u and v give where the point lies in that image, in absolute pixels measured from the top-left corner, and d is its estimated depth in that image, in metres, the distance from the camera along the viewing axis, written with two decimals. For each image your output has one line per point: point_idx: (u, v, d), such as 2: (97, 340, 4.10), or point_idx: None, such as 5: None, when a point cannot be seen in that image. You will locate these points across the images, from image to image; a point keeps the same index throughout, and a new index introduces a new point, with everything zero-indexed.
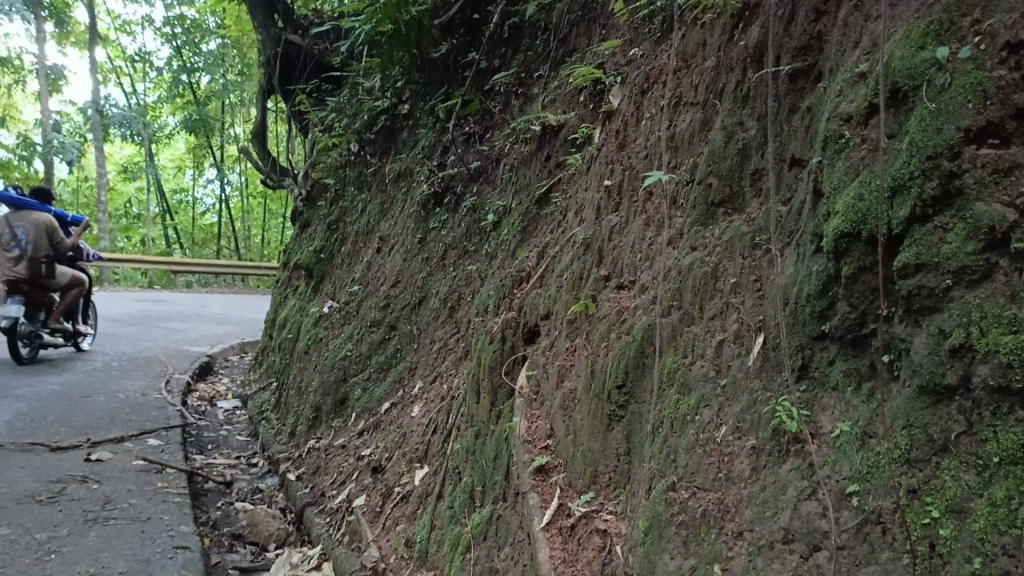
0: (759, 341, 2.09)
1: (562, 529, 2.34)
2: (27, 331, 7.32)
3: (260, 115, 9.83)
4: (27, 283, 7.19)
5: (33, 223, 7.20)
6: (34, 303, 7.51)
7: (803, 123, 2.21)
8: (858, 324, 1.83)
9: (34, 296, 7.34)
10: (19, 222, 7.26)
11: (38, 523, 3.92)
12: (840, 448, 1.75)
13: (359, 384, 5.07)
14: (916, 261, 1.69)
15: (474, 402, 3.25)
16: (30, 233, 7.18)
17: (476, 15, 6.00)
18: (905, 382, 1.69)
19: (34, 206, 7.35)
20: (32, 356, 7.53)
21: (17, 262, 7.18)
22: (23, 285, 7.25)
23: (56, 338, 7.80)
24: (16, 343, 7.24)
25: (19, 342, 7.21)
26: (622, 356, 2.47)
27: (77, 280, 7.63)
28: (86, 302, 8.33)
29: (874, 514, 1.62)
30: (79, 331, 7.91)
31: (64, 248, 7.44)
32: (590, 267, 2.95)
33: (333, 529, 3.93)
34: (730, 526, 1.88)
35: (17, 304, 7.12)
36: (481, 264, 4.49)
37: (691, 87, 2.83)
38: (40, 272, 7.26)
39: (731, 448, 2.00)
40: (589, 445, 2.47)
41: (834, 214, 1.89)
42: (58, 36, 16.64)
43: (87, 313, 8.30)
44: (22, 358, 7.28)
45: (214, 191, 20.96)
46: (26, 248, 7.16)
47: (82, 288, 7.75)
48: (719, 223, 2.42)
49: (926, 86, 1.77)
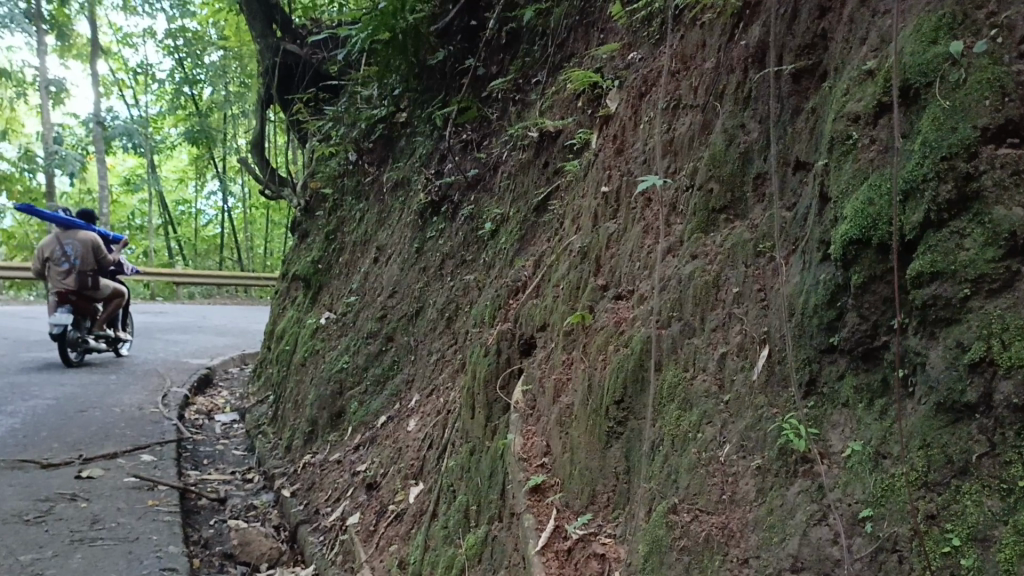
0: (764, 353, 1.97)
1: (558, 553, 2.22)
2: (72, 338, 7.86)
3: (258, 125, 9.69)
4: (73, 294, 7.73)
5: (79, 240, 7.73)
6: (80, 312, 8.06)
7: (808, 124, 2.11)
8: (869, 336, 1.72)
9: (80, 306, 7.88)
10: (66, 239, 7.81)
11: (23, 544, 3.82)
12: (852, 470, 1.64)
13: (355, 398, 4.96)
14: (931, 268, 1.58)
15: (468, 417, 3.14)
16: (77, 250, 7.73)
17: (473, 22, 5.81)
18: (920, 399, 1.58)
19: (80, 225, 7.90)
20: (76, 360, 8.07)
21: (65, 276, 7.74)
22: (70, 296, 7.79)
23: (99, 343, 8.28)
24: (62, 349, 7.78)
25: (65, 347, 7.76)
26: (620, 369, 2.35)
27: (118, 293, 8.15)
28: (125, 311, 8.85)
29: (889, 542, 1.51)
30: (119, 339, 8.42)
31: (108, 264, 7.97)
32: (587, 276, 2.84)
33: (326, 549, 3.82)
34: (735, 552, 1.76)
35: (65, 313, 7.66)
36: (478, 274, 4.38)
37: (691, 89, 2.72)
38: (85, 284, 7.80)
39: (735, 468, 1.89)
40: (587, 463, 2.36)
41: (842, 219, 1.78)
42: (60, 49, 16.60)
43: (126, 321, 8.81)
44: (68, 363, 7.81)
45: (216, 202, 20.91)
46: (72, 263, 7.71)
47: (122, 300, 8.27)
48: (721, 230, 2.32)
49: (938, 83, 1.66)
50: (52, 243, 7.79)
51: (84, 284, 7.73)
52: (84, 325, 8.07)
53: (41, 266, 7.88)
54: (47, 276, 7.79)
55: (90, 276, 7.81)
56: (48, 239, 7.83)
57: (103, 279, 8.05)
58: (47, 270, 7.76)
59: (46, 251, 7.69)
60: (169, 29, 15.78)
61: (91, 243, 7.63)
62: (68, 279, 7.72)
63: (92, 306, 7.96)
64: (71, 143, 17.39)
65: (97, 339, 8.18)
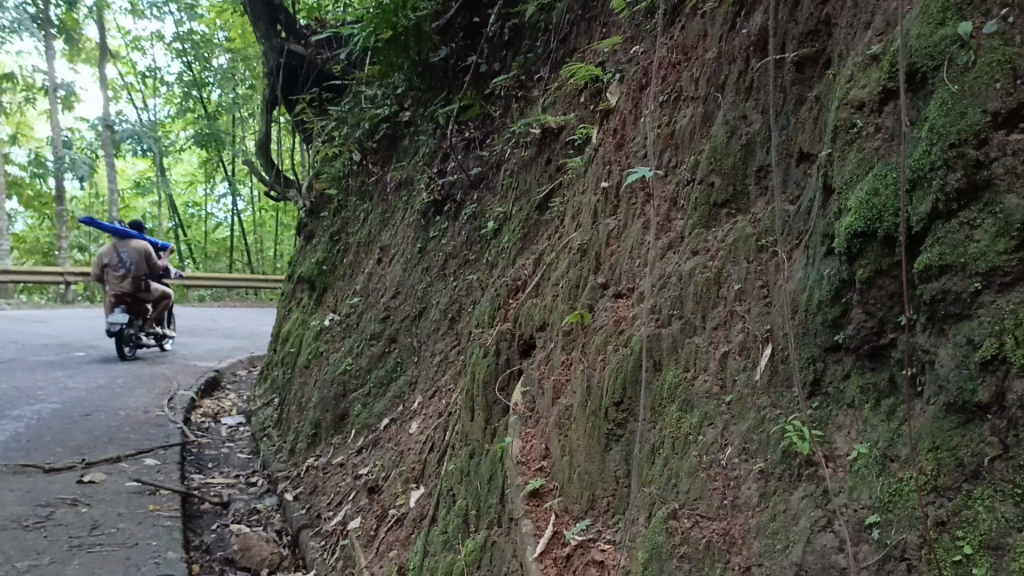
0: (766, 353, 1.90)
1: (557, 559, 2.15)
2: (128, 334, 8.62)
3: (264, 127, 9.65)
4: (129, 296, 8.51)
5: (134, 248, 8.48)
6: (133, 311, 8.83)
7: (811, 114, 2.03)
8: (875, 333, 1.64)
9: (135, 306, 8.66)
10: (122, 247, 8.57)
11: (20, 550, 3.79)
12: (858, 474, 1.57)
13: (358, 400, 4.90)
14: (939, 262, 1.50)
15: (468, 419, 3.08)
16: (132, 257, 8.49)
17: (475, 18, 5.79)
18: (929, 399, 1.50)
19: (134, 235, 8.66)
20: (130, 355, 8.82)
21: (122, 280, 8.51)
22: (125, 298, 8.57)
23: (149, 340, 9.08)
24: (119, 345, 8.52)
25: (122, 343, 8.52)
26: (619, 370, 2.28)
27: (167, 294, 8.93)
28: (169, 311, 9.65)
29: (897, 550, 1.43)
30: (166, 336, 9.20)
31: (158, 270, 8.74)
32: (587, 274, 2.77)
33: (327, 554, 3.77)
34: (737, 560, 1.69)
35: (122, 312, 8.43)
36: (481, 273, 4.31)
37: (692, 81, 2.65)
38: (139, 287, 8.58)
39: (737, 472, 1.81)
40: (586, 467, 2.28)
41: (846, 211, 1.70)
42: (69, 53, 16.65)
43: (169, 320, 9.59)
44: (124, 358, 8.57)
45: (226, 205, 20.94)
46: (128, 269, 8.47)
47: (169, 301, 9.07)
48: (722, 225, 2.24)
49: (946, 67, 1.58)
50: (109, 251, 8.55)
51: (139, 287, 8.50)
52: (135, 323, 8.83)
53: (98, 271, 8.63)
54: (104, 281, 8.56)
55: (144, 280, 8.59)
56: (105, 247, 8.54)
57: (153, 282, 8.83)
58: (104, 275, 8.52)
59: (104, 258, 8.45)
60: (177, 33, 15.78)
61: (146, 251, 8.37)
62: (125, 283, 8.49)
63: (145, 307, 8.74)
64: (80, 147, 17.45)
65: (148, 336, 8.95)
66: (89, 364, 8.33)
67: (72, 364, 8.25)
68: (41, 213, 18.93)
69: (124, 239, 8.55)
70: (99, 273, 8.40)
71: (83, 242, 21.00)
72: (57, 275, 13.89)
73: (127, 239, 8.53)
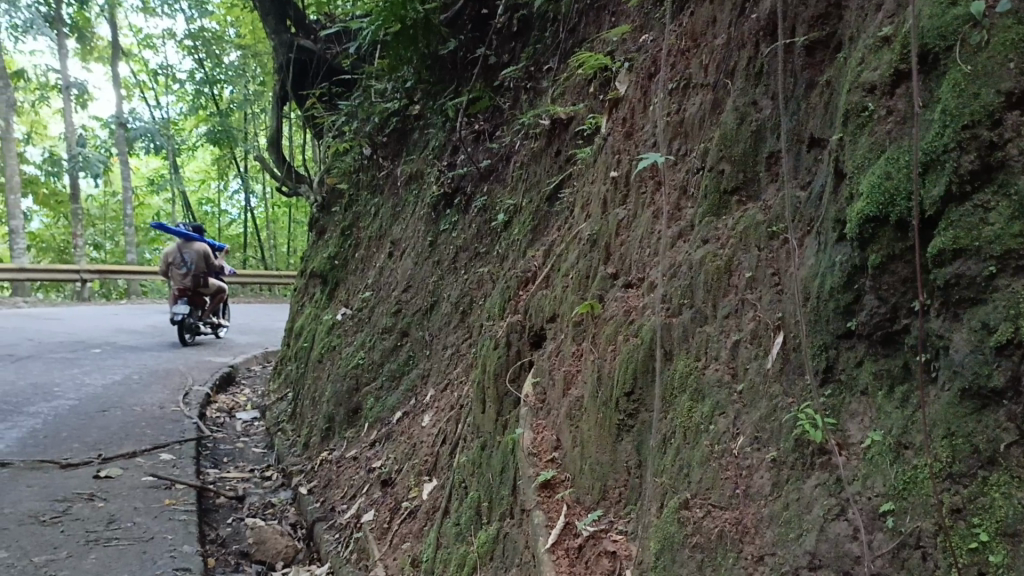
0: (778, 341, 1.88)
1: (568, 550, 2.14)
2: (189, 324, 9.58)
3: (275, 123, 9.65)
4: (191, 291, 9.48)
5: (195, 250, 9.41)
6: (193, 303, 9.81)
7: (822, 98, 2.01)
8: (888, 320, 1.62)
9: (196, 300, 9.63)
10: (184, 248, 9.51)
11: (37, 545, 3.82)
12: (872, 462, 1.55)
13: (371, 394, 4.91)
14: (953, 246, 1.48)
15: (480, 411, 3.07)
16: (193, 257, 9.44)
17: (484, 10, 5.78)
18: (944, 384, 1.48)
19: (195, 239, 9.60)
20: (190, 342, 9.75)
21: (184, 277, 9.48)
22: (187, 292, 9.54)
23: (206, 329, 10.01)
24: (181, 333, 9.46)
25: (183, 332, 9.49)
26: (630, 360, 2.26)
27: (222, 290, 9.87)
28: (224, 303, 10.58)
29: (912, 538, 1.41)
30: (221, 326, 10.13)
31: (216, 269, 9.67)
32: (597, 264, 2.75)
33: (341, 547, 3.78)
34: (750, 550, 1.67)
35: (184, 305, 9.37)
36: (492, 266, 4.30)
37: (702, 67, 2.62)
38: (199, 283, 9.52)
39: (749, 461, 1.79)
40: (598, 458, 2.27)
41: (858, 196, 1.67)
42: (82, 52, 16.73)
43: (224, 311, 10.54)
44: (185, 344, 9.54)
45: (239, 202, 21.02)
46: (189, 268, 9.41)
47: (225, 295, 9.98)
48: (733, 212, 2.22)
49: (958, 47, 1.56)
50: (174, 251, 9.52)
51: (199, 284, 9.45)
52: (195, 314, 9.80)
53: (163, 268, 9.60)
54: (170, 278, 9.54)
55: (204, 277, 9.55)
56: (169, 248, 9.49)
57: (211, 278, 9.76)
58: (169, 272, 9.49)
59: (169, 258, 9.40)
60: (188, 30, 15.80)
61: (206, 253, 9.28)
62: (187, 279, 9.45)
63: (204, 301, 9.70)
64: (95, 146, 17.56)
65: (206, 325, 9.91)
66: (105, 361, 8.39)
67: (88, 361, 8.31)
68: (56, 211, 19.04)
69: (187, 241, 9.50)
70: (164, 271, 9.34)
71: (98, 241, 21.12)
72: (74, 273, 14.00)
73: (189, 242, 9.48)
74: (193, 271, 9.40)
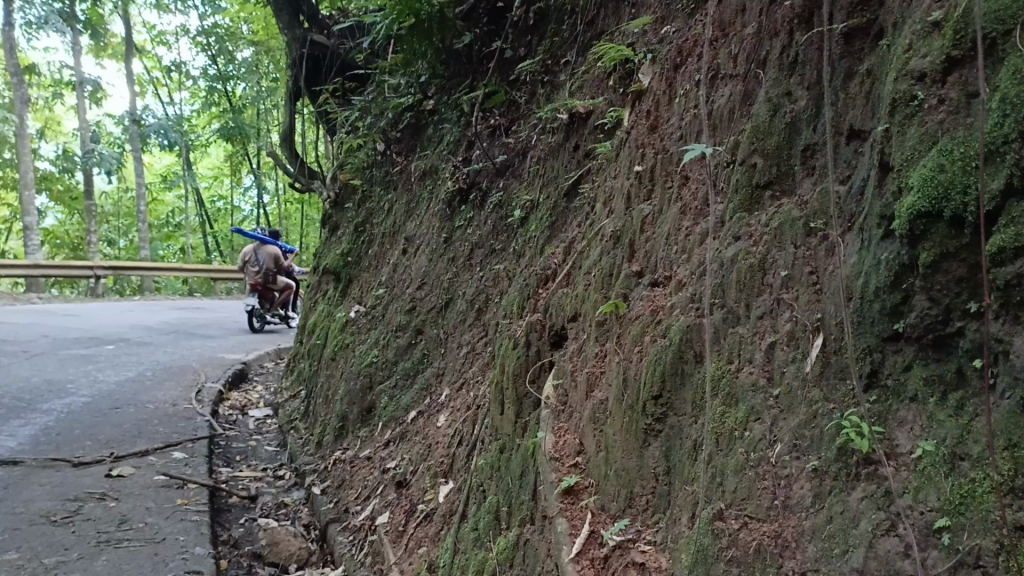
0: (817, 343, 1.79)
1: (594, 561, 2.05)
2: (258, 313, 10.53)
3: (288, 119, 9.58)
4: (262, 287, 10.48)
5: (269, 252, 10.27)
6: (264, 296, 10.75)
7: (863, 88, 1.91)
8: (940, 323, 1.53)
9: (266, 294, 10.62)
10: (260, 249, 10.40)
11: (48, 545, 3.76)
12: (924, 473, 1.47)
13: (385, 392, 4.83)
14: (1015, 243, 1.38)
15: (498, 413, 2.98)
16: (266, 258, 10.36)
17: (500, 3, 5.68)
18: (1003, 392, 1.39)
19: (269, 240, 10.55)
20: (259, 330, 10.67)
21: (258, 274, 10.47)
22: (259, 287, 10.48)
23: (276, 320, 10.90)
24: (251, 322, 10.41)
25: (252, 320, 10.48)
26: (658, 361, 2.16)
27: (290, 287, 10.83)
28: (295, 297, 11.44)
29: (970, 556, 1.33)
30: (289, 318, 11.00)
31: (286, 268, 10.55)
32: (620, 262, 2.65)
33: (355, 549, 3.71)
34: (790, 565, 1.59)
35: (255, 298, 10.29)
36: (508, 263, 4.21)
37: (730, 58, 2.50)
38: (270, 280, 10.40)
39: (788, 470, 1.70)
40: (623, 464, 2.18)
41: (907, 190, 1.57)
42: (96, 48, 16.76)
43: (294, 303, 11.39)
44: (253, 332, 10.54)
45: (253, 198, 21.01)
46: (262, 267, 10.33)
47: (294, 291, 10.84)
48: (766, 208, 2.11)
49: (1019, 31, 1.46)
50: (251, 250, 10.52)
51: (270, 281, 10.37)
52: (264, 305, 10.80)
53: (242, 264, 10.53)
54: (244, 273, 10.55)
55: (275, 275, 10.51)
56: (247, 247, 10.40)
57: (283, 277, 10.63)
58: (245, 268, 10.44)
59: (246, 257, 10.32)
60: (202, 26, 15.77)
61: (278, 257, 10.17)
62: (259, 276, 10.42)
63: (274, 295, 10.68)
64: (109, 142, 17.56)
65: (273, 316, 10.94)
66: (119, 357, 8.35)
67: (102, 357, 8.28)
68: (70, 208, 19.07)
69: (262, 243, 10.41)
70: (241, 268, 10.29)
71: (112, 237, 21.15)
72: (87, 269, 14.01)
73: (263, 244, 10.42)
74: (265, 271, 10.35)
